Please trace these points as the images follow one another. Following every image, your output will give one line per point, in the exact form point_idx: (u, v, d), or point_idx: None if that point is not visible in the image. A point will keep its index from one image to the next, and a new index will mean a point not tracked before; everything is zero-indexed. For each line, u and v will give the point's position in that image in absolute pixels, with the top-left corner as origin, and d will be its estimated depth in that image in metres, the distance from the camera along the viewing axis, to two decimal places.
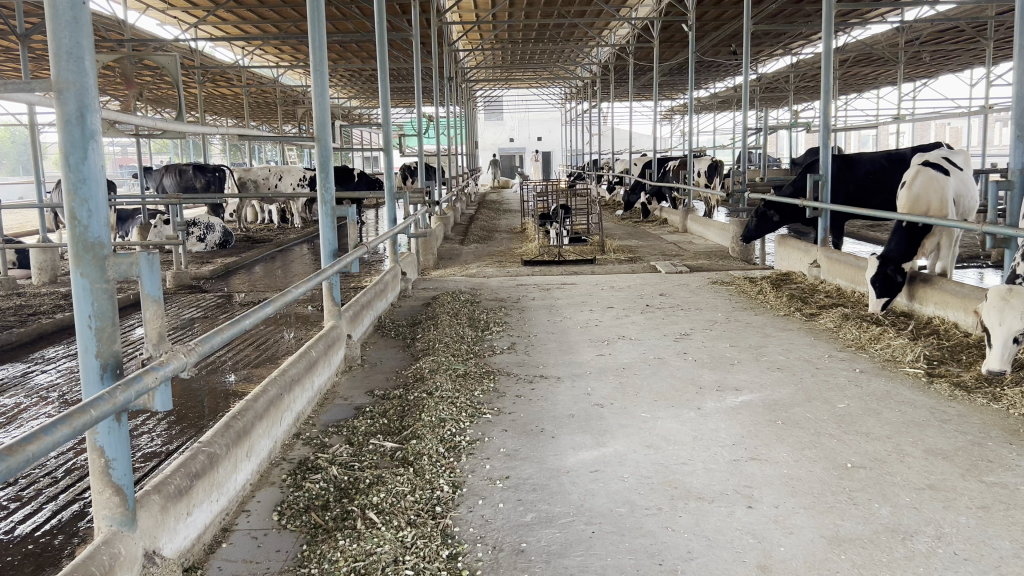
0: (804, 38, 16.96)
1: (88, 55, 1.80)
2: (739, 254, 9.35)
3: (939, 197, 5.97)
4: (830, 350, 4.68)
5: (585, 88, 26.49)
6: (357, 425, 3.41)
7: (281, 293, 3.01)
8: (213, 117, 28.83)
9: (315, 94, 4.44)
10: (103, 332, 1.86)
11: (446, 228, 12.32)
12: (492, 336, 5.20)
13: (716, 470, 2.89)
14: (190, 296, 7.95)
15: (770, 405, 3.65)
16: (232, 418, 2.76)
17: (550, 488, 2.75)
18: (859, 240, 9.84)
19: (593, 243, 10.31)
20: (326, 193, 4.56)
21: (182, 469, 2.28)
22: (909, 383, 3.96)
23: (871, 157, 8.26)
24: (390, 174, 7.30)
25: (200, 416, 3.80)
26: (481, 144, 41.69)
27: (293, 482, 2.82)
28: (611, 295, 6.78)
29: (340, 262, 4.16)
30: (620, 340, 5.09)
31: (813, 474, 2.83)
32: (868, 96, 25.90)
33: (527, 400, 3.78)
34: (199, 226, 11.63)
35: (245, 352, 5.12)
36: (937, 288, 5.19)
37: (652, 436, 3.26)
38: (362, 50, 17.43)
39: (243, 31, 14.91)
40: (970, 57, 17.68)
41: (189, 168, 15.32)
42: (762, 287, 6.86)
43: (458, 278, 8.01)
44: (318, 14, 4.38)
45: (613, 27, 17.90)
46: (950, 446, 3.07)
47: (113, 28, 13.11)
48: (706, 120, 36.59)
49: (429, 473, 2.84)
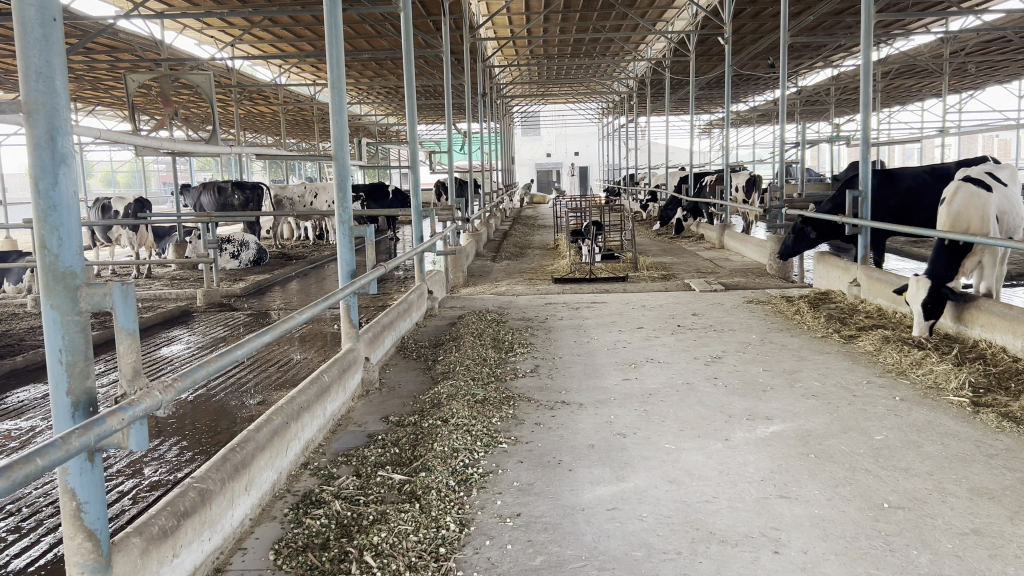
0: (844, 50, 16.65)
1: (59, 75, 1.70)
2: (777, 272, 9.10)
3: (980, 214, 5.71)
4: (869, 375, 4.46)
5: (621, 103, 26.35)
6: (368, 454, 3.29)
7: (284, 319, 2.91)
8: (253, 136, 29.21)
9: (332, 113, 4.35)
10: (74, 366, 1.76)
11: (479, 245, 12.23)
12: (516, 358, 5.05)
13: (741, 510, 2.70)
14: (220, 314, 7.92)
15: (803, 436, 3.45)
16: (230, 450, 2.66)
17: (563, 528, 2.60)
18: (902, 257, 9.53)
19: (626, 260, 10.14)
20: (344, 212, 4.46)
21: (168, 508, 2.17)
22: (953, 412, 3.73)
23: (913, 172, 7.99)
24: (417, 192, 7.20)
25: (213, 442, 3.70)
26: (519, 159, 41.75)
27: (294, 516, 2.70)
28: (642, 315, 6.59)
29: (356, 283, 4.05)
30: (648, 363, 4.91)
31: (846, 514, 2.64)
32: (913, 109, 25.39)
33: (546, 429, 3.63)
34: (233, 243, 11.72)
35: (267, 373, 5.04)
36: (983, 309, 4.95)
37: (675, 470, 3.09)
38: (397, 67, 17.51)
39: (278, 50, 15.04)
40: (1018, 68, 17.21)
41: (227, 186, 15.36)
42: (799, 306, 6.63)
43: (487, 296, 7.89)
44: (334, 30, 4.29)
45: (649, 41, 17.76)
46: (997, 485, 2.85)
47: (151, 49, 13.30)
48: (746, 133, 36.21)
49: (436, 509, 2.70)
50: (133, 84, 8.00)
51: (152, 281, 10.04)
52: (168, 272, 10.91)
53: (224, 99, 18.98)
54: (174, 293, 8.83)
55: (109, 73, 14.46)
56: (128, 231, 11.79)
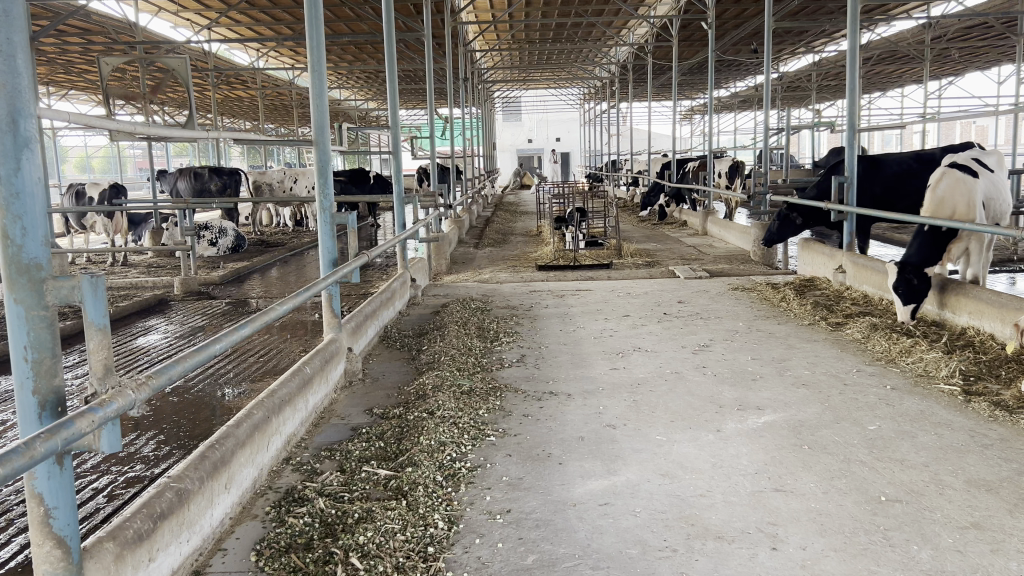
0: (826, 36, 16.64)
1: (21, 53, 1.60)
2: (762, 259, 9.06)
3: (966, 199, 5.68)
4: (858, 364, 4.41)
5: (603, 88, 26.29)
6: (351, 449, 3.20)
7: (264, 310, 2.80)
8: (230, 121, 28.86)
9: (312, 97, 4.21)
10: (41, 365, 1.67)
11: (461, 231, 12.13)
12: (502, 347, 4.98)
13: (737, 504, 2.64)
14: (197, 303, 7.76)
15: (795, 427, 3.40)
16: (209, 448, 2.56)
17: (554, 525, 2.52)
18: (885, 244, 9.52)
19: (610, 247, 10.09)
20: (325, 199, 4.34)
21: (144, 510, 2.07)
22: (945, 401, 3.69)
23: (899, 158, 7.94)
24: (399, 178, 7.04)
25: (193, 436, 3.59)
26: (499, 146, 41.53)
27: (276, 515, 2.61)
28: (627, 303, 6.52)
29: (338, 272, 3.94)
30: (635, 352, 4.84)
31: (843, 508, 2.58)
32: (893, 96, 25.45)
33: (535, 420, 3.55)
34: (211, 230, 11.55)
35: (247, 363, 4.92)
36: (970, 296, 4.91)
37: (667, 463, 3.02)
38: (378, 51, 17.35)
39: (256, 33, 14.81)
40: (997, 54, 17.29)
41: (205, 171, 15.12)
42: (785, 293, 6.59)
43: (470, 284, 7.79)
44: (315, 12, 4.17)
45: (632, 26, 17.67)
46: (994, 476, 2.80)
47: (125, 31, 13.06)
48: (727, 120, 36.25)
49: (423, 507, 2.62)
50: (108, 68, 7.79)
51: (129, 269, 9.86)
52: (144, 260, 10.72)
53: (200, 82, 18.69)
54: (150, 281, 8.65)
55: (82, 56, 14.19)
56: (103, 218, 11.51)
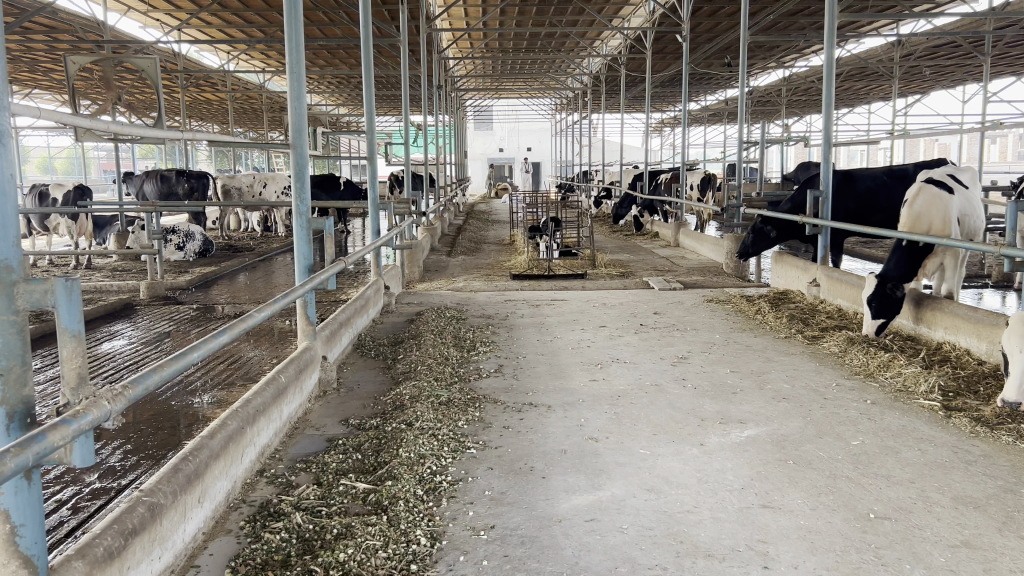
0: (798, 51, 16.82)
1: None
2: (733, 271, 9.09)
3: (942, 215, 5.72)
4: (837, 378, 4.40)
5: (576, 98, 26.37)
6: (328, 461, 3.11)
7: (243, 317, 2.69)
8: (198, 124, 28.57)
9: (290, 99, 4.10)
10: (10, 373, 1.57)
11: (433, 238, 12.09)
12: (479, 357, 4.90)
13: (725, 521, 2.59)
14: (165, 308, 7.60)
15: (779, 441, 3.36)
16: (183, 459, 2.46)
17: (540, 542, 2.45)
18: (856, 258, 9.61)
19: (584, 257, 10.08)
20: (301, 204, 4.23)
21: (116, 525, 1.97)
22: (926, 417, 3.68)
23: (872, 173, 8.03)
24: (373, 184, 6.93)
25: (162, 446, 3.47)
26: (470, 154, 41.51)
27: (251, 530, 2.51)
28: (603, 313, 6.47)
29: (314, 280, 3.82)
30: (613, 363, 4.80)
31: (833, 526, 2.55)
32: (861, 112, 25.82)
33: (516, 433, 3.48)
34: (178, 233, 11.34)
35: (217, 371, 4.79)
36: (946, 310, 4.93)
37: (652, 477, 2.97)
38: (351, 56, 17.23)
39: (228, 35, 14.64)
40: (963, 73, 17.61)
41: (172, 174, 14.91)
42: (760, 306, 6.60)
43: (444, 292, 7.71)
44: (295, 12, 4.07)
45: (605, 37, 17.74)
46: (980, 494, 2.78)
47: (92, 31, 12.82)
48: (697, 133, 36.60)
49: (405, 522, 2.53)
50: (75, 67, 7.59)
51: (93, 272, 9.65)
52: (108, 263, 10.51)
53: (169, 85, 18.46)
54: (115, 285, 8.46)
55: (48, 55, 13.95)
56: (67, 220, 11.29)
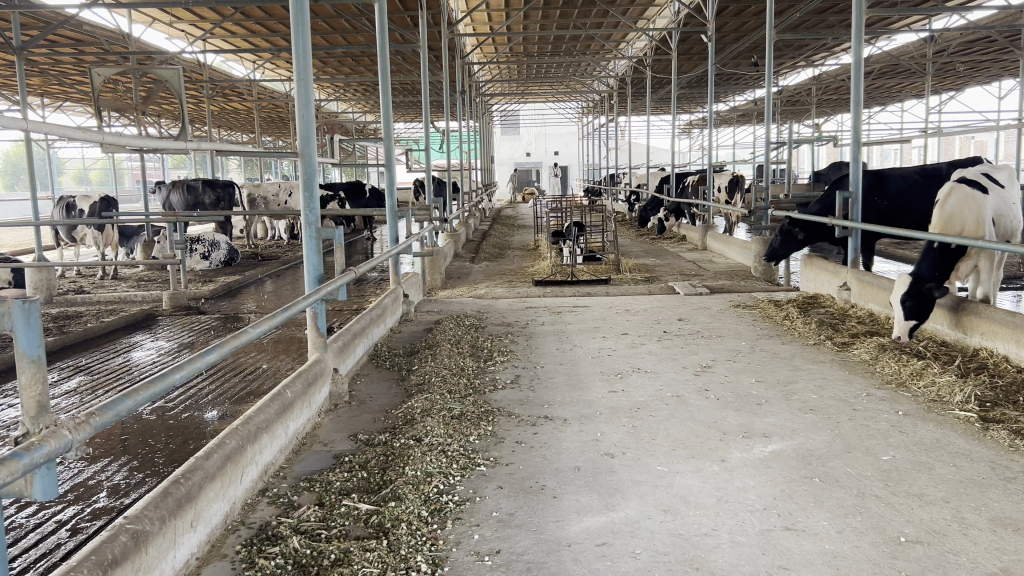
0: (827, 50, 16.59)
1: None
2: (762, 274, 8.87)
3: (975, 216, 5.49)
4: (867, 388, 4.22)
5: (602, 101, 26.25)
6: (332, 480, 3.00)
7: (235, 333, 2.59)
8: (227, 133, 28.82)
9: (298, 106, 4.00)
10: None
11: (457, 244, 12.01)
12: (496, 368, 4.78)
13: (745, 545, 2.45)
14: (186, 318, 7.56)
15: (804, 456, 3.20)
16: (175, 481, 2.37)
17: (548, 569, 2.32)
18: (888, 260, 9.36)
19: (608, 262, 9.93)
20: (310, 214, 4.13)
21: (93, 557, 1.86)
22: (961, 429, 3.50)
23: (904, 172, 7.81)
24: (392, 191, 6.81)
25: (167, 462, 3.39)
26: (498, 158, 41.55)
27: (246, 555, 2.41)
28: (626, 320, 6.31)
29: (322, 289, 3.72)
30: (633, 373, 4.64)
31: (861, 550, 2.39)
32: (892, 111, 25.44)
33: (528, 449, 3.35)
34: (203, 243, 11.36)
35: (230, 383, 4.71)
36: (982, 315, 4.73)
37: (669, 497, 2.82)
38: (375, 63, 17.26)
39: (252, 45, 14.69)
40: (998, 68, 17.23)
41: (198, 184, 14.98)
42: (788, 311, 6.40)
43: (464, 299, 7.60)
44: (300, 17, 3.98)
45: (630, 39, 17.60)
46: (1021, 514, 2.61)
47: (119, 42, 12.91)
48: (725, 135, 36.30)
49: (406, 547, 2.42)
50: (100, 78, 7.59)
51: (118, 283, 9.66)
52: (134, 274, 10.55)
53: (195, 95, 18.61)
54: (139, 295, 8.46)
55: (77, 67, 14.10)
56: (93, 231, 11.36)
